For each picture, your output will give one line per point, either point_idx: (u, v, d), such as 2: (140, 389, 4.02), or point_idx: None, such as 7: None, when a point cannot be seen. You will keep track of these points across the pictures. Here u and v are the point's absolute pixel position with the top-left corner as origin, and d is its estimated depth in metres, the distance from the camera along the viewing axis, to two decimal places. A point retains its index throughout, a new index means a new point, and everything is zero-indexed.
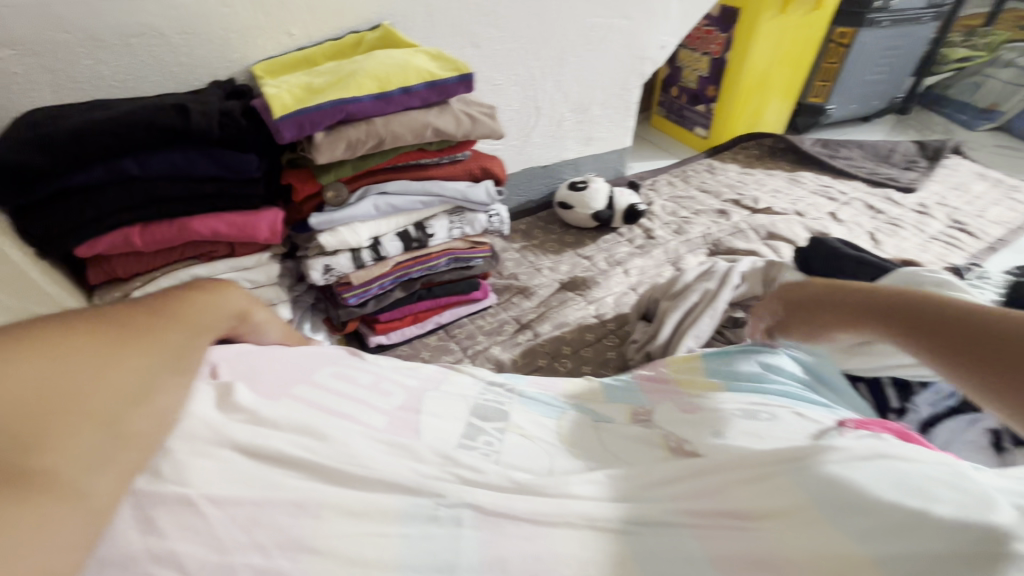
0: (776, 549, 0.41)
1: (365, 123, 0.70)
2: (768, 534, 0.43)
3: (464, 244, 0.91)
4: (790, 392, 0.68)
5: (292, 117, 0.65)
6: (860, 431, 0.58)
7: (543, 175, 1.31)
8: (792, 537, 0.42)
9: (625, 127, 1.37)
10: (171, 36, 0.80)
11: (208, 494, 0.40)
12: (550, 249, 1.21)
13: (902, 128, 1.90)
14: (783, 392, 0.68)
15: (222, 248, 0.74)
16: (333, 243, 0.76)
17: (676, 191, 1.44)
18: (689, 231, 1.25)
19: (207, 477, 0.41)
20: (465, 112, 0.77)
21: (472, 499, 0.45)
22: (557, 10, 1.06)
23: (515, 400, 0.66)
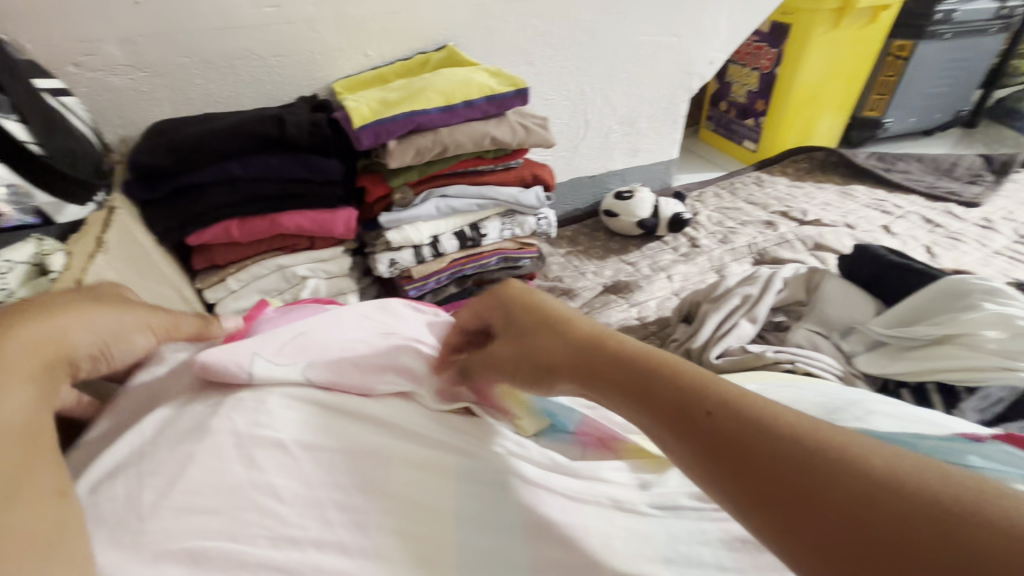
0: None
1: (431, 133, 0.79)
2: None
3: (514, 244, 0.98)
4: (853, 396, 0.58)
5: (370, 128, 0.75)
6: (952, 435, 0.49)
7: (590, 185, 1.37)
8: None
9: (671, 139, 1.41)
10: (268, 59, 0.93)
11: (298, 439, 0.41)
12: (595, 255, 1.27)
13: (968, 141, 1.83)
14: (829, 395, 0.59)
15: (304, 242, 0.85)
16: (399, 239, 0.85)
17: (723, 202, 1.46)
18: (734, 240, 1.27)
19: (288, 420, 0.42)
20: (520, 123, 0.84)
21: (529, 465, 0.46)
22: (607, 29, 1.13)
23: None
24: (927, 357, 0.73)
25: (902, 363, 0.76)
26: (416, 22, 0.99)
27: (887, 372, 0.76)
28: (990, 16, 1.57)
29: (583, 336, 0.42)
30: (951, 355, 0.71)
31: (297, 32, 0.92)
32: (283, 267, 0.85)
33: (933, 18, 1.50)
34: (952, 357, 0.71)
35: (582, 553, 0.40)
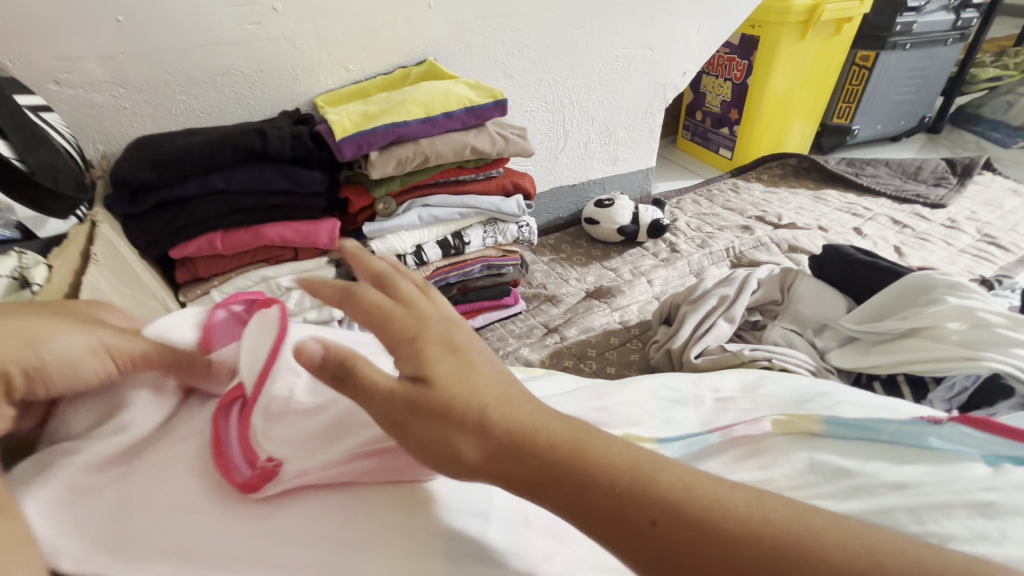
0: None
1: (412, 144, 0.80)
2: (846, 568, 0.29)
3: (496, 252, 1.00)
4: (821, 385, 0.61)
5: (352, 140, 0.77)
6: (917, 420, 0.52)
7: (571, 194, 1.40)
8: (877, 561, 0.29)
9: (649, 148, 1.45)
10: (250, 74, 0.94)
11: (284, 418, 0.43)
12: (577, 262, 1.29)
13: (933, 146, 1.90)
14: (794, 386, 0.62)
15: (288, 253, 0.86)
16: (382, 249, 0.86)
17: (701, 208, 1.50)
18: (712, 244, 1.31)
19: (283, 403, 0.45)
20: (499, 133, 0.87)
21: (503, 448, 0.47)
22: (583, 42, 1.17)
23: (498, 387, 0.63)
24: (897, 352, 0.76)
25: (872, 357, 0.78)
26: (396, 38, 1.02)
27: (860, 368, 0.78)
28: (947, 27, 1.65)
29: (466, 405, 0.34)
30: (920, 350, 0.74)
31: (279, 48, 0.94)
32: (268, 278, 0.85)
33: (893, 30, 1.57)
34: (921, 352, 0.74)
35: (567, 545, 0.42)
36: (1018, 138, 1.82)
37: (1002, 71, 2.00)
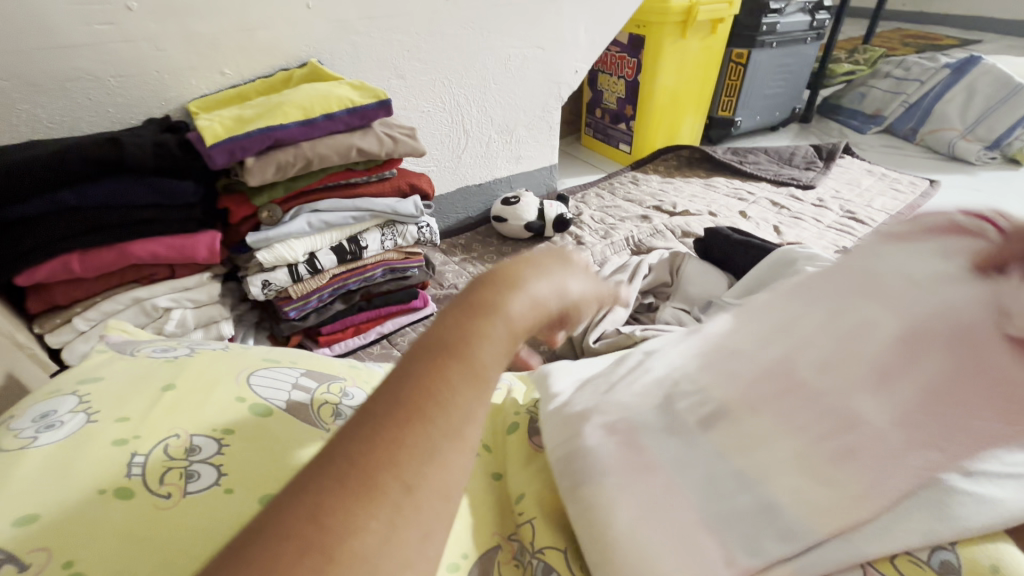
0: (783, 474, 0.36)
1: (292, 147, 0.77)
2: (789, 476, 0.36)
3: (398, 255, 0.98)
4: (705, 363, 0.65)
5: (223, 145, 0.72)
6: None
7: (478, 193, 1.41)
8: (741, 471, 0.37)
9: (551, 145, 1.49)
10: (106, 79, 0.86)
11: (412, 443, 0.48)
12: (488, 260, 1.30)
13: (804, 134, 2.11)
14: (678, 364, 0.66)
15: (163, 271, 0.79)
16: (270, 259, 0.81)
17: (604, 201, 1.56)
18: (614, 235, 1.37)
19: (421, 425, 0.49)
20: (387, 134, 0.85)
21: None
22: (474, 42, 1.18)
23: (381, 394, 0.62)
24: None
25: None
26: (274, 38, 0.97)
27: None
28: (805, 27, 1.84)
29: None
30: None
31: (138, 50, 0.86)
32: (141, 300, 0.78)
33: (760, 29, 1.72)
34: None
35: None
36: (872, 125, 2.07)
37: (854, 67, 2.26)
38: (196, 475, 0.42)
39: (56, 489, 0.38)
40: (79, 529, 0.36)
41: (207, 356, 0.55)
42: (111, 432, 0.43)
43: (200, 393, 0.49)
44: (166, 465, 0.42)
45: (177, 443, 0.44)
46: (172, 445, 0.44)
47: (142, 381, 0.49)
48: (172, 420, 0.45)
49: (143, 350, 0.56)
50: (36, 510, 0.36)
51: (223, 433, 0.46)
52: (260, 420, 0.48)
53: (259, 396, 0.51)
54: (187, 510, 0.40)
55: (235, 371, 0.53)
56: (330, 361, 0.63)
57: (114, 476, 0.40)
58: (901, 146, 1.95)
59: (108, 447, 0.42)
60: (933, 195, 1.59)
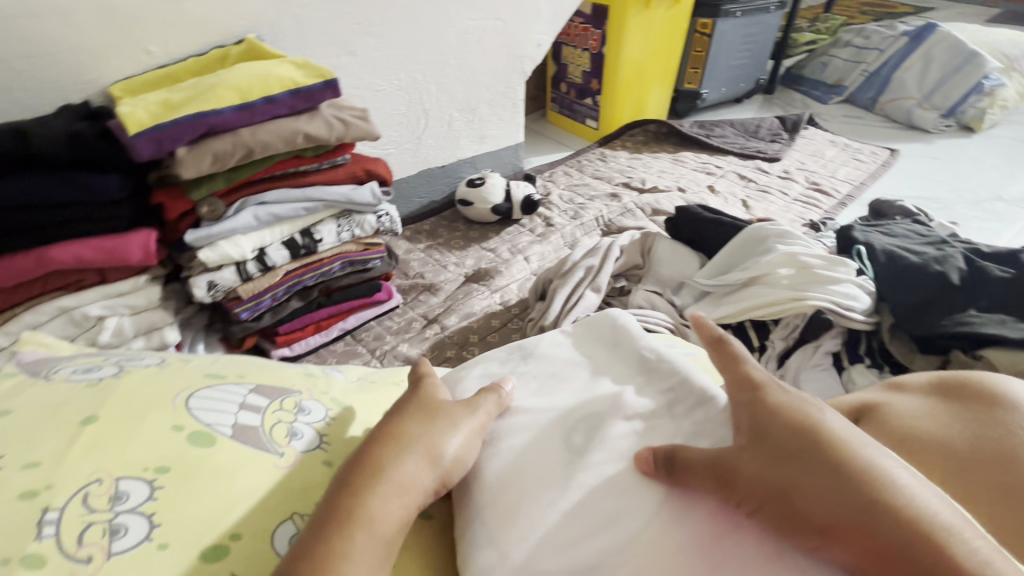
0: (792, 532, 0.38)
1: (230, 135, 0.70)
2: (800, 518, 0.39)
3: (357, 247, 0.92)
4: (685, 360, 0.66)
5: (149, 134, 0.64)
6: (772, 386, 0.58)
7: (441, 176, 1.35)
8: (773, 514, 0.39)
9: (516, 122, 1.43)
10: (9, 60, 0.75)
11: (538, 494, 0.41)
12: (455, 246, 1.25)
13: (769, 105, 2.11)
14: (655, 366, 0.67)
15: (91, 276, 0.71)
16: (214, 258, 0.75)
17: (573, 179, 1.53)
18: (583, 215, 1.34)
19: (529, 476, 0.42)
20: (336, 117, 0.78)
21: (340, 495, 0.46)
22: (429, 14, 1.10)
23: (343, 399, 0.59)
24: (749, 302, 0.81)
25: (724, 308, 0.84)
26: (205, 12, 0.88)
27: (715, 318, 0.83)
28: None
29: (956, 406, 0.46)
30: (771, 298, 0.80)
31: (44, 25, 0.76)
32: (68, 309, 0.71)
33: None
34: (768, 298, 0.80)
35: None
36: (833, 95, 2.08)
37: (815, 36, 2.26)
38: (123, 529, 0.37)
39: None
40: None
41: (140, 376, 0.49)
42: (17, 483, 0.38)
43: (127, 426, 0.43)
44: (86, 519, 0.37)
45: (98, 490, 0.39)
46: (94, 494, 0.39)
47: (55, 417, 0.43)
48: (93, 462, 0.40)
49: (64, 371, 0.50)
50: None
51: (156, 473, 0.41)
52: (203, 454, 0.43)
53: (200, 423, 0.46)
54: (111, 574, 0.35)
55: (170, 395, 0.47)
56: (280, 371, 0.59)
57: (20, 541, 0.35)
58: (862, 116, 1.97)
59: (14, 503, 0.37)
60: (893, 164, 1.62)
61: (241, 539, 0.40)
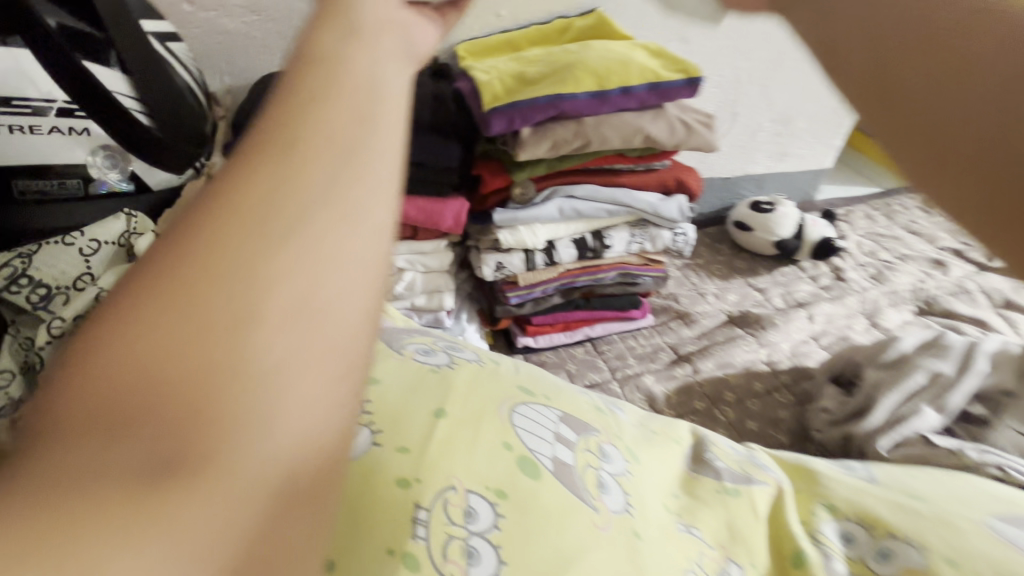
0: None
1: (574, 122, 0.64)
2: None
3: (638, 260, 0.84)
4: None
5: (505, 111, 0.62)
6: None
7: (720, 188, 1.18)
8: None
9: (828, 144, 1.18)
10: None
11: None
12: (716, 273, 1.09)
13: None
14: None
15: (406, 231, 0.75)
16: (511, 241, 0.73)
17: (876, 227, 1.23)
18: (891, 279, 1.06)
19: None
20: (681, 120, 0.68)
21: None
22: None
23: (639, 449, 0.52)
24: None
25: None
26: None
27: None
28: None
29: None
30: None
31: None
32: None
33: None
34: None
35: None
36: None
37: None
38: (476, 555, 0.35)
39: (342, 531, 0.34)
40: None
41: (470, 370, 0.47)
42: (391, 467, 0.38)
43: (469, 432, 0.41)
44: (447, 530, 0.35)
45: (454, 499, 0.37)
46: (450, 501, 0.37)
47: (409, 402, 0.42)
48: (448, 463, 0.39)
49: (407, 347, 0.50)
50: (333, 553, 0.34)
51: (496, 496, 0.38)
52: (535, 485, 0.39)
53: (526, 448, 0.42)
54: None
55: (496, 407, 0.44)
56: (574, 397, 0.52)
57: (400, 534, 0.34)
58: None
59: (392, 488, 0.37)
60: None
61: None
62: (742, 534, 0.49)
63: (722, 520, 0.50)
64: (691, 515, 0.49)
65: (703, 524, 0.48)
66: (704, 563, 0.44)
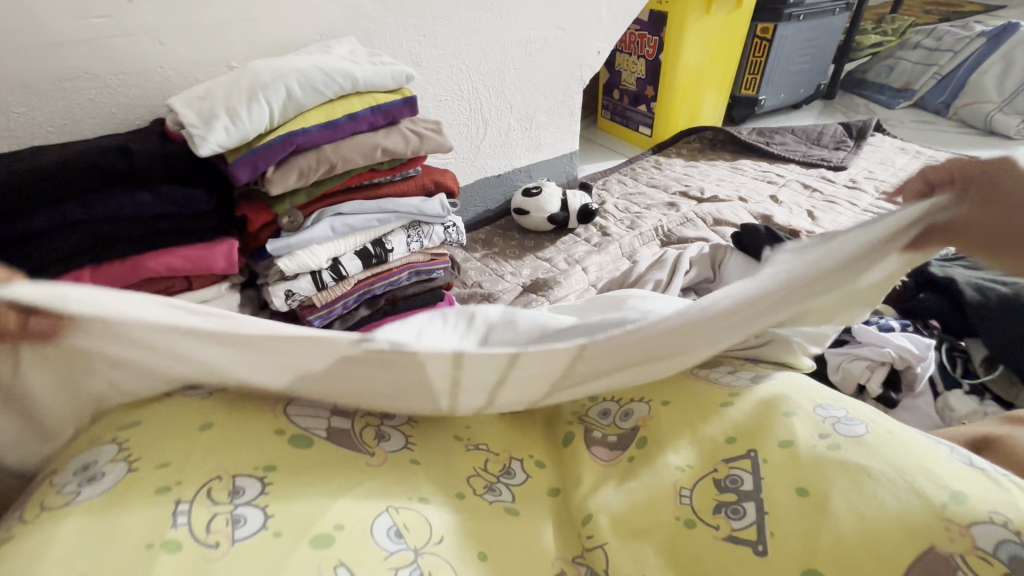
0: (692, 429, 0.54)
1: (315, 151, 0.72)
2: (688, 413, 0.55)
3: (424, 257, 0.93)
4: (853, 403, 0.52)
5: (246, 160, 0.67)
6: (957, 455, 0.45)
7: (497, 185, 1.35)
8: (706, 425, 0.53)
9: (571, 131, 1.42)
10: (107, 78, 0.77)
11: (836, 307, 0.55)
12: (511, 256, 1.24)
13: (830, 111, 2.02)
14: (796, 387, 0.55)
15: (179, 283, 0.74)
16: (293, 267, 0.77)
17: (627, 188, 1.50)
18: (641, 225, 1.30)
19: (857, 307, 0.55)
20: (413, 131, 0.80)
21: (424, 514, 0.47)
22: (493, 27, 1.11)
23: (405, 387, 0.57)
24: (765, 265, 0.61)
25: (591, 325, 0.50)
26: (283, 29, 0.88)
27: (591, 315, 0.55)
28: None
29: None
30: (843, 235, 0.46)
31: (139, 45, 0.77)
32: None
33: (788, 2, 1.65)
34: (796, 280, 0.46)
35: (513, 521, 0.51)
36: (901, 100, 1.97)
37: (881, 39, 2.13)
38: (242, 521, 0.40)
39: (101, 551, 0.36)
40: None
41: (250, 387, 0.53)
42: (150, 480, 0.41)
43: (238, 431, 0.46)
44: (211, 511, 0.40)
45: (218, 485, 0.42)
46: (215, 487, 0.42)
47: (177, 420, 0.46)
48: (211, 462, 0.43)
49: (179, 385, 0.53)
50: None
51: (266, 471, 0.44)
52: (304, 453, 0.47)
53: (299, 426, 0.49)
54: (238, 558, 0.37)
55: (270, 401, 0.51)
56: None
57: (160, 529, 0.38)
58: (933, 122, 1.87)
59: (150, 498, 0.40)
60: None
61: (343, 530, 0.41)
62: (524, 439, 0.61)
63: (499, 428, 0.60)
64: (481, 435, 0.59)
65: (489, 440, 0.59)
66: (483, 471, 0.55)
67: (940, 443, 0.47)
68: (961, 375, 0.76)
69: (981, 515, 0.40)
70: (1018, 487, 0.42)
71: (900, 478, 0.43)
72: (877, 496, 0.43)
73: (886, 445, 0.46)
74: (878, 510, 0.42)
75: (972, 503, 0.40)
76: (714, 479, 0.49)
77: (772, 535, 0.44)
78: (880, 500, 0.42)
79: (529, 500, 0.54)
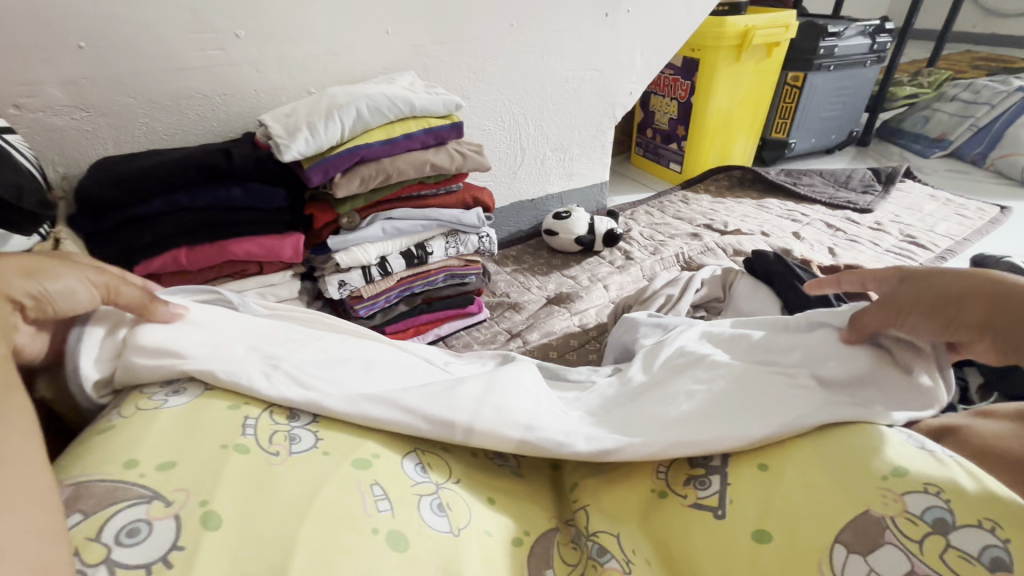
0: None
1: (374, 163, 0.86)
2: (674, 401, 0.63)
3: (459, 262, 1.05)
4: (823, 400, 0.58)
5: (319, 166, 0.81)
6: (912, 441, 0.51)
7: (531, 208, 1.47)
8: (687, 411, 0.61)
9: (602, 163, 1.54)
10: (213, 98, 0.94)
11: None
12: (538, 271, 1.35)
13: (862, 157, 2.06)
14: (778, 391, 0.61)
15: (253, 267, 0.87)
16: (347, 261, 0.90)
17: (654, 218, 1.59)
18: (664, 251, 1.39)
19: None
20: (458, 150, 0.93)
21: (443, 457, 0.56)
22: (535, 68, 1.25)
23: None
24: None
25: None
26: (356, 64, 1.04)
27: None
28: (865, 50, 1.84)
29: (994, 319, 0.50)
30: None
31: (242, 72, 0.94)
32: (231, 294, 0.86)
33: (818, 53, 1.74)
34: None
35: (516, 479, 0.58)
36: (936, 149, 1.99)
37: (917, 91, 2.17)
38: (299, 438, 0.50)
39: (189, 444, 0.47)
40: (209, 473, 0.44)
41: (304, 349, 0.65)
42: (227, 400, 0.52)
43: None
44: (273, 427, 0.51)
45: (279, 411, 0.53)
46: (276, 412, 0.53)
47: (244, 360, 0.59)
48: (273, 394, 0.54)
49: None
50: (171, 458, 0.45)
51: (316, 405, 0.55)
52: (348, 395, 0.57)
53: None
54: (294, 462, 0.48)
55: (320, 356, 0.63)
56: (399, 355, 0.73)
57: (232, 434, 0.48)
58: (968, 171, 1.88)
59: (226, 411, 0.51)
60: (1002, 223, 1.53)
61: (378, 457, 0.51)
62: None
63: None
64: None
65: None
66: None
67: (898, 430, 0.53)
68: (958, 401, 0.80)
69: (917, 486, 0.46)
70: (960, 468, 0.48)
71: (853, 458, 0.49)
72: (832, 473, 0.49)
73: (843, 429, 0.52)
74: (827, 483, 0.48)
75: (911, 476, 0.47)
76: (687, 458, 0.56)
77: (732, 503, 0.51)
78: (835, 474, 0.48)
79: (535, 473, 0.61)
